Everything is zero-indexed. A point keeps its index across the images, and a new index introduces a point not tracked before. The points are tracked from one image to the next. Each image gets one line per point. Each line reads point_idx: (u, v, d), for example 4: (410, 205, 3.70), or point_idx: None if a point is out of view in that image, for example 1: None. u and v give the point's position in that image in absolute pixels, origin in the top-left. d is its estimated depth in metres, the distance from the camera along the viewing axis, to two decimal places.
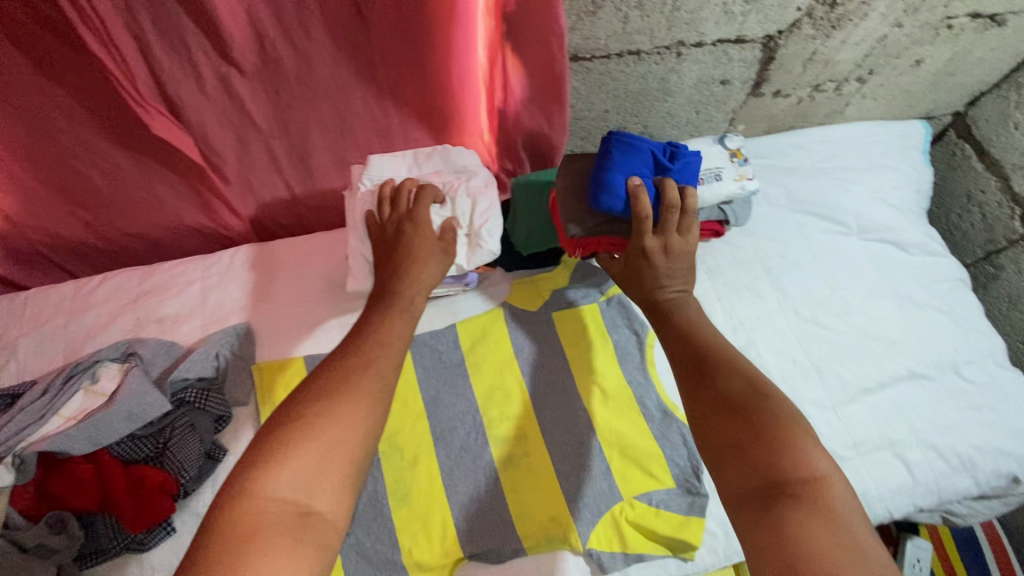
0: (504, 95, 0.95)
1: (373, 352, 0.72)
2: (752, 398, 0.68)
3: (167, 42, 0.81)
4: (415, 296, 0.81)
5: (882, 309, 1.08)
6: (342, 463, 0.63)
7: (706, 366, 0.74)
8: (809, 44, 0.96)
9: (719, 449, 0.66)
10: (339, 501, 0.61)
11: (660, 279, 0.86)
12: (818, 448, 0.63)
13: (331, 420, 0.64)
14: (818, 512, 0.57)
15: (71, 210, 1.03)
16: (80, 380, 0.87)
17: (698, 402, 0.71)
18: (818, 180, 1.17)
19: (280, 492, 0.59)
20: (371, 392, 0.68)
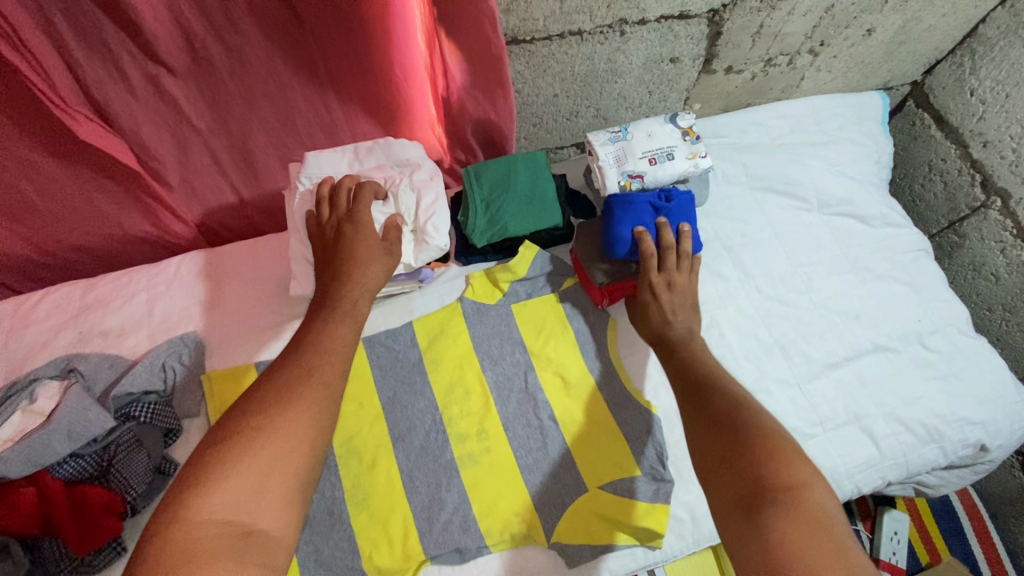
0: (446, 83, 0.91)
1: (317, 360, 0.70)
2: (741, 416, 0.68)
3: (85, 42, 0.78)
4: (358, 300, 0.79)
5: (845, 284, 1.07)
6: (287, 478, 0.60)
7: (699, 391, 0.75)
8: (756, 17, 0.94)
9: (710, 460, 0.65)
10: (285, 518, 0.59)
11: (668, 315, 0.89)
12: (804, 460, 0.61)
13: (274, 434, 0.62)
14: (798, 516, 0.55)
15: (6, 225, 0.99)
16: (17, 400, 0.83)
17: (693, 425, 0.71)
18: (777, 157, 1.15)
19: (219, 513, 0.56)
20: (316, 401, 0.66)
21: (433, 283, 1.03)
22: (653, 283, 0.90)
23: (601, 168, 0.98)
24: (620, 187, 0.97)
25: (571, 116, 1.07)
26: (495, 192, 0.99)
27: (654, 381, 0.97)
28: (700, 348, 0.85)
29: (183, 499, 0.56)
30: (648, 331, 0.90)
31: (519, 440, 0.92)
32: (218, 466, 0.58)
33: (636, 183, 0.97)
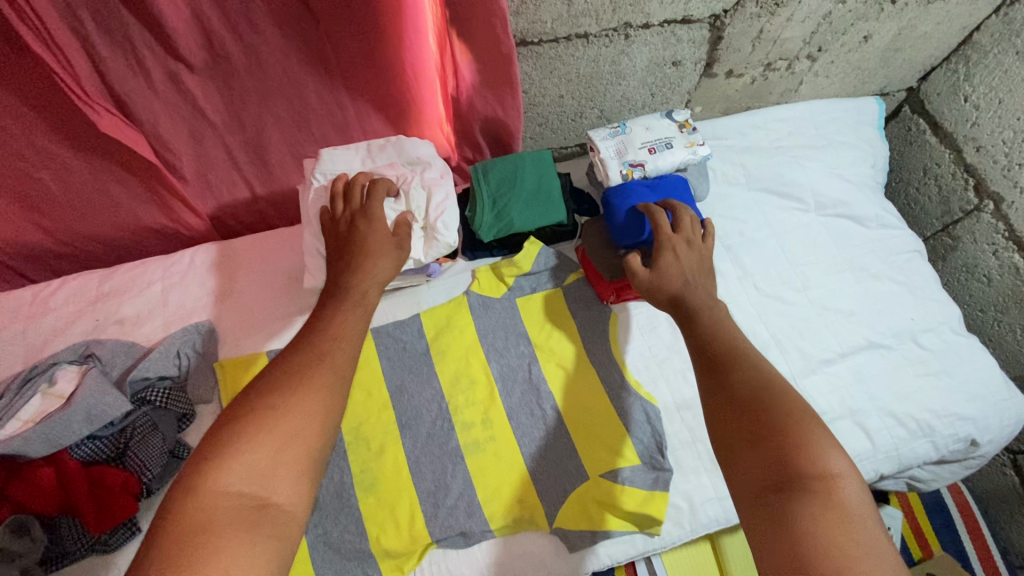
0: (455, 82, 0.95)
1: (327, 345, 0.71)
2: (771, 397, 0.65)
3: (110, 38, 0.81)
4: (369, 291, 0.80)
5: (840, 282, 1.10)
6: (298, 455, 0.61)
7: (721, 364, 0.71)
8: (756, 22, 0.97)
9: (734, 439, 0.63)
10: (297, 493, 0.60)
11: (682, 268, 0.83)
12: (836, 447, 0.59)
13: (286, 412, 0.63)
14: (830, 511, 0.54)
15: (26, 214, 1.02)
16: (37, 382, 0.86)
17: (714, 401, 0.68)
18: (776, 159, 1.18)
19: (234, 486, 0.58)
20: (325, 384, 0.67)
21: (440, 277, 1.06)
22: (667, 237, 0.86)
23: (603, 159, 1.00)
24: (623, 176, 0.99)
25: (576, 117, 1.10)
26: (503, 188, 1.01)
27: (654, 373, 0.99)
28: (708, 299, 0.81)
29: (200, 472, 0.58)
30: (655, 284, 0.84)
31: (523, 429, 0.94)
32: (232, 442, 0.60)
33: (637, 172, 0.99)
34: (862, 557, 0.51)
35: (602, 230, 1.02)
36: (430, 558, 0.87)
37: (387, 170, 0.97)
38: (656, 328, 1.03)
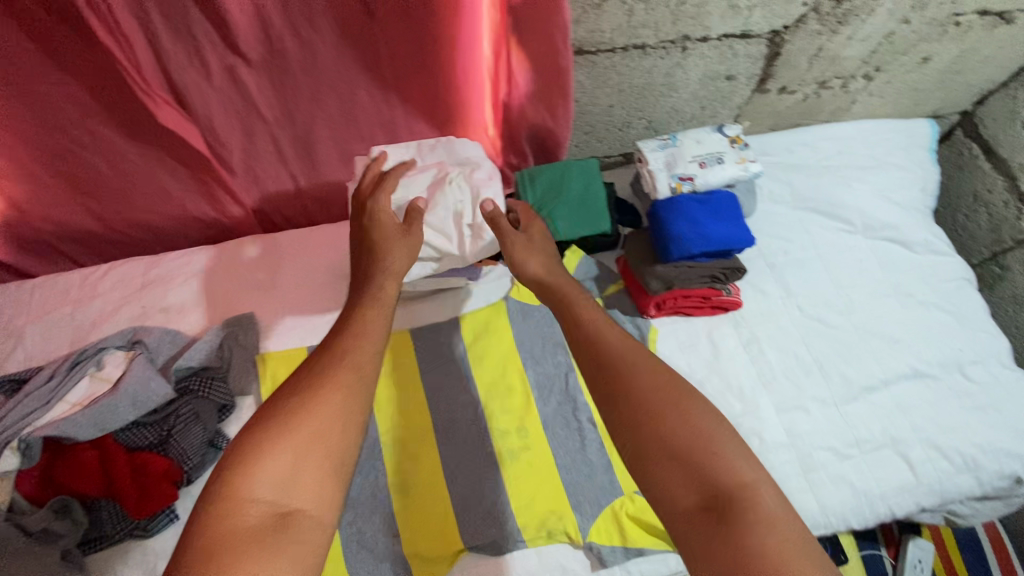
0: (508, 89, 0.95)
1: (351, 345, 0.70)
2: (681, 409, 0.62)
3: (174, 29, 0.82)
4: (386, 286, 0.79)
5: (886, 308, 1.07)
6: (321, 460, 0.60)
7: (622, 374, 0.65)
8: (816, 39, 0.96)
9: (656, 455, 0.59)
10: (322, 497, 0.59)
11: (545, 265, 0.86)
12: (745, 455, 0.59)
13: (309, 416, 0.62)
14: (762, 524, 0.53)
15: (79, 199, 1.04)
16: (86, 366, 0.87)
17: (619, 417, 0.63)
18: (824, 179, 1.16)
19: (260, 492, 0.57)
20: (347, 384, 0.65)
21: (480, 281, 1.05)
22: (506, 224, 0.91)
23: (651, 172, 0.99)
24: (671, 190, 0.98)
25: (623, 127, 1.09)
26: (549, 195, 1.01)
27: None
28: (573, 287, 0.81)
29: (227, 479, 0.58)
30: (526, 277, 0.86)
31: (558, 440, 0.94)
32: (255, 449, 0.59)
33: (686, 186, 0.98)
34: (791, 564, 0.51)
35: (647, 245, 1.00)
36: (461, 565, 0.87)
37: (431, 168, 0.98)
38: (696, 345, 1.02)
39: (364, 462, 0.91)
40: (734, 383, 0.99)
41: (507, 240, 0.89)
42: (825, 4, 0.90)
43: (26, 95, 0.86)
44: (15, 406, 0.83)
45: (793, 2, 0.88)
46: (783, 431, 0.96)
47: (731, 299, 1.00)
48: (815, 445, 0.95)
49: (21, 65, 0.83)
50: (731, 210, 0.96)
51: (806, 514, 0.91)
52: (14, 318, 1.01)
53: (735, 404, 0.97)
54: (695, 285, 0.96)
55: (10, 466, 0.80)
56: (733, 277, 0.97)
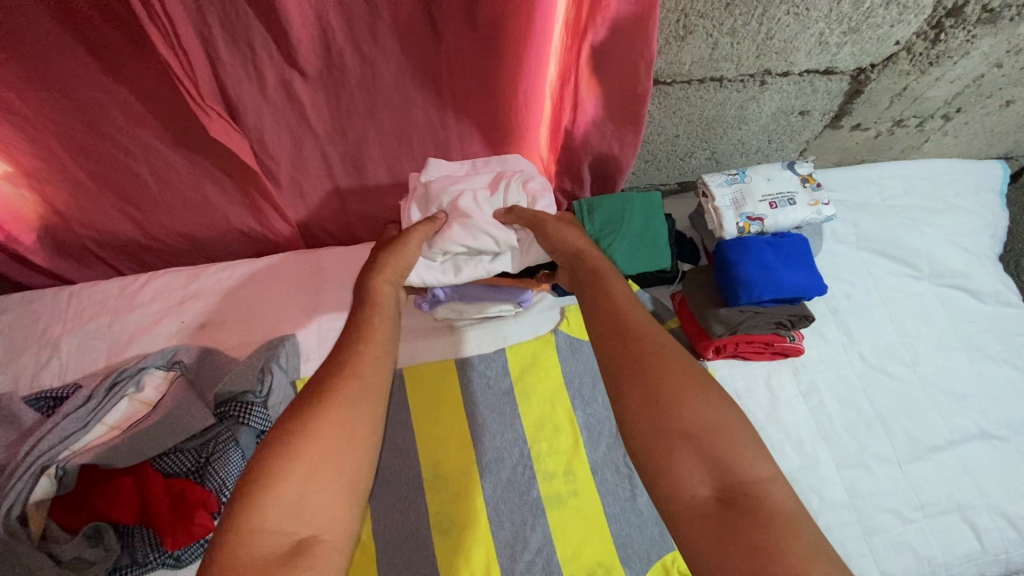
0: (572, 113, 0.89)
1: (352, 352, 0.65)
2: (697, 393, 0.59)
3: (233, 43, 0.76)
4: (378, 287, 0.74)
5: (952, 361, 1.02)
6: (330, 479, 0.56)
7: (634, 352, 0.62)
8: (902, 79, 0.91)
9: (669, 436, 0.56)
10: (336, 519, 0.55)
11: (581, 238, 0.82)
12: (760, 449, 0.56)
13: (315, 432, 0.57)
14: (777, 521, 0.50)
15: (121, 206, 1.00)
16: (124, 387, 0.85)
17: (629, 396, 0.59)
18: (890, 220, 1.11)
19: (271, 519, 0.52)
20: (352, 396, 0.61)
21: (528, 311, 1.01)
22: (544, 215, 0.83)
23: (718, 208, 0.94)
24: (738, 229, 0.94)
25: (685, 157, 1.04)
26: (608, 229, 0.96)
27: None
28: (604, 262, 0.77)
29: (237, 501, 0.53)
30: (555, 248, 0.81)
31: (607, 486, 0.90)
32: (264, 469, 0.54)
33: (755, 226, 0.94)
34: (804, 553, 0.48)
35: (710, 285, 0.95)
36: None
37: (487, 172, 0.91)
38: (753, 391, 0.97)
39: (405, 499, 0.87)
40: (792, 435, 0.94)
41: (539, 217, 0.82)
42: (918, 43, 0.85)
43: (74, 102, 0.82)
44: (50, 428, 0.79)
45: (885, 41, 0.84)
46: (843, 490, 0.91)
47: (794, 345, 0.96)
48: (878, 507, 0.90)
49: (71, 72, 0.78)
50: (801, 255, 0.92)
51: None
52: (50, 326, 0.98)
53: (793, 457, 0.93)
54: (759, 331, 0.92)
55: (44, 493, 0.77)
56: (800, 324, 0.93)
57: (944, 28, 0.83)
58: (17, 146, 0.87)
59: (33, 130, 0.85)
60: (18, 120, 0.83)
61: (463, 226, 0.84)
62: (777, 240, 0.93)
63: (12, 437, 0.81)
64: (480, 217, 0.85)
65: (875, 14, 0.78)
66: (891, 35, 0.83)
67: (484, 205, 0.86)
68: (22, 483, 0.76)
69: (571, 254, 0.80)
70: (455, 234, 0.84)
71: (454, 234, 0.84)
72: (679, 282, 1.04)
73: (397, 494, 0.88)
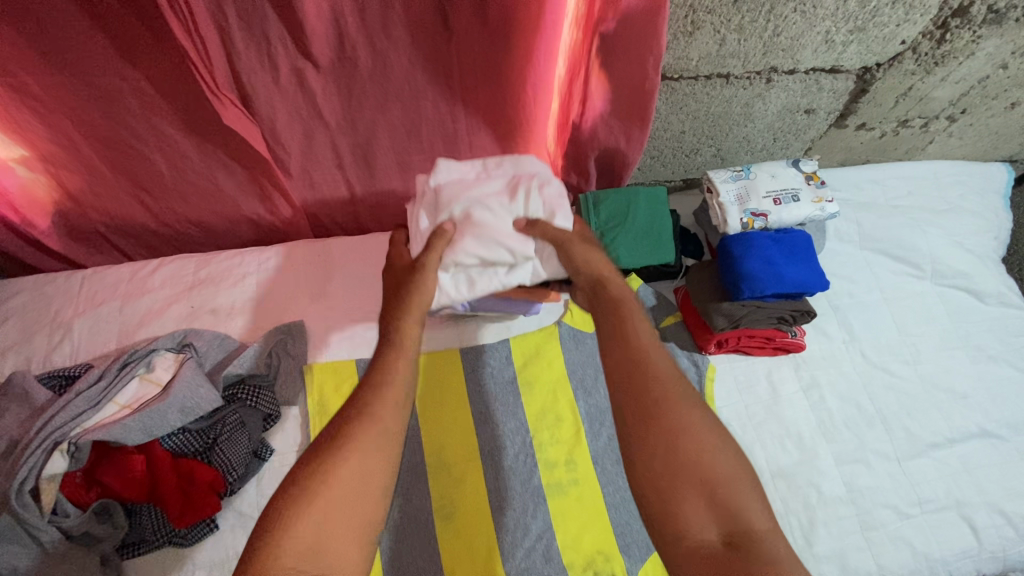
0: (581, 109, 0.92)
1: (372, 391, 0.63)
2: (713, 440, 0.59)
3: (249, 34, 0.77)
4: (401, 327, 0.70)
5: (953, 360, 1.03)
6: (346, 524, 0.56)
7: (654, 395, 0.61)
8: (907, 79, 0.92)
9: (681, 481, 0.57)
10: (350, 560, 0.55)
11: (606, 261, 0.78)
12: (764, 499, 0.57)
13: (332, 480, 0.57)
14: (778, 572, 0.51)
15: (134, 192, 1.02)
16: (135, 367, 0.86)
17: (646, 440, 0.59)
18: (893, 220, 1.12)
19: (289, 563, 0.52)
20: (371, 444, 0.59)
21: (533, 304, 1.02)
22: (568, 234, 0.81)
23: (722, 204, 0.95)
24: (742, 225, 0.95)
25: (691, 153, 1.05)
26: (612, 223, 0.97)
27: (748, 435, 0.94)
28: (627, 290, 0.73)
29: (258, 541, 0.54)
30: (578, 270, 0.78)
31: (608, 476, 0.91)
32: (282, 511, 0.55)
33: (759, 222, 0.95)
34: None
35: (712, 278, 0.96)
36: None
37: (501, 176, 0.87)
38: (754, 385, 0.98)
39: (408, 485, 0.88)
40: (792, 430, 0.95)
41: (564, 238, 0.80)
42: (924, 43, 0.86)
43: (92, 89, 0.84)
44: (64, 405, 0.81)
45: (891, 41, 0.85)
46: (842, 484, 0.92)
47: (794, 341, 0.97)
48: (876, 502, 0.91)
49: (90, 59, 0.80)
50: (804, 251, 0.93)
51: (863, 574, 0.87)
52: (62, 309, 1.00)
53: (793, 451, 0.94)
54: (762, 326, 0.93)
55: (59, 468, 0.78)
56: (802, 319, 0.94)
57: (949, 28, 0.84)
58: (35, 130, 0.89)
59: (51, 115, 0.87)
60: (37, 105, 0.85)
61: (475, 236, 0.81)
62: (781, 236, 0.93)
63: (24, 414, 0.83)
64: (494, 227, 0.82)
65: (881, 12, 0.79)
66: (897, 34, 0.84)
67: (497, 213, 0.83)
68: (35, 458, 0.77)
69: (594, 277, 0.76)
70: (467, 246, 0.81)
71: (467, 245, 0.81)
72: (681, 277, 1.06)
73: (400, 478, 0.89)
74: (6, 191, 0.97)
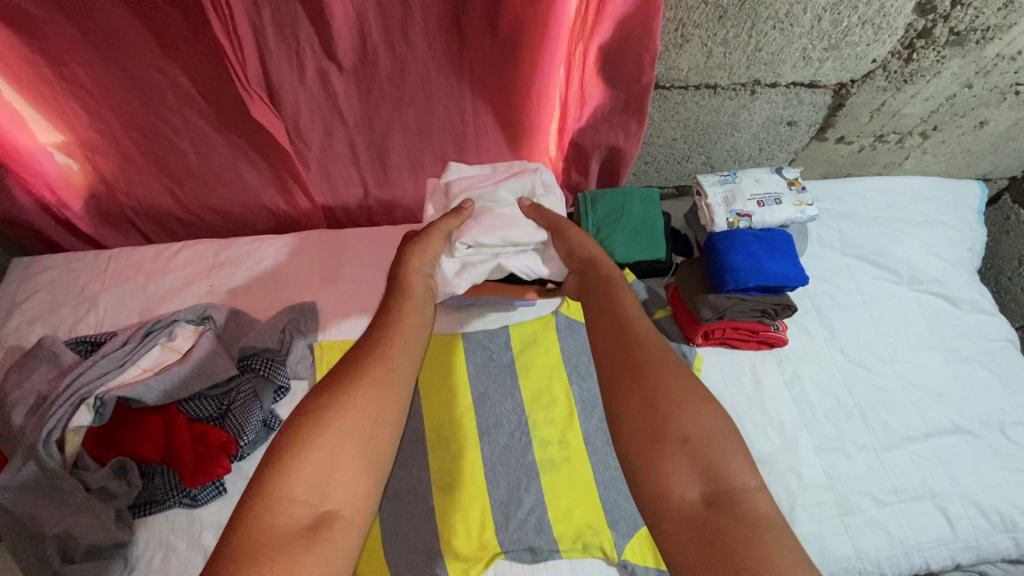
0: (580, 111, 0.99)
1: (383, 339, 0.67)
2: (693, 403, 0.62)
3: (281, 36, 0.84)
4: (409, 275, 0.78)
5: (929, 361, 1.08)
6: (354, 457, 0.58)
7: (637, 361, 0.66)
8: (880, 95, 1.01)
9: (666, 442, 0.60)
10: (357, 494, 0.57)
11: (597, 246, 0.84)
12: (748, 461, 0.59)
13: (340, 412, 0.59)
14: (758, 527, 0.53)
15: (162, 180, 1.09)
16: (158, 335, 0.93)
17: (630, 402, 0.63)
18: (872, 229, 1.18)
19: (295, 491, 0.54)
20: (380, 378, 0.63)
21: None
22: (566, 222, 0.88)
23: (710, 205, 1.03)
24: (728, 224, 1.02)
25: (682, 160, 1.13)
26: (608, 219, 1.04)
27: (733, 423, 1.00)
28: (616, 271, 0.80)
29: (262, 479, 0.55)
30: (572, 254, 0.85)
31: (598, 456, 0.95)
32: (292, 445, 0.56)
33: (743, 222, 1.02)
34: (780, 552, 0.51)
35: (699, 273, 1.03)
36: (496, 568, 0.87)
37: (505, 176, 0.97)
38: (739, 377, 1.04)
39: (408, 456, 0.93)
40: (776, 419, 1.00)
41: (554, 220, 0.88)
42: (893, 62, 0.95)
43: (134, 80, 0.92)
44: (91, 365, 0.87)
45: (863, 59, 0.94)
46: (821, 471, 0.96)
47: (778, 335, 1.03)
48: (854, 489, 0.95)
49: (134, 52, 0.88)
50: (785, 250, 1.00)
51: (842, 557, 0.90)
52: (89, 284, 1.06)
53: (776, 439, 0.98)
54: (746, 318, 1.00)
55: (84, 422, 0.84)
56: (783, 313, 1.01)
57: (916, 48, 0.93)
58: (77, 117, 0.97)
59: (94, 103, 0.95)
60: (83, 94, 0.93)
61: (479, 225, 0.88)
62: (762, 233, 1.01)
63: (52, 373, 0.89)
64: (498, 219, 0.89)
65: (852, 32, 0.89)
66: (869, 53, 0.93)
67: (505, 203, 0.93)
68: (62, 411, 0.83)
69: (587, 260, 0.83)
70: (474, 224, 0.88)
71: (473, 232, 0.87)
72: (671, 274, 1.12)
73: (401, 451, 0.94)
74: (44, 174, 1.04)
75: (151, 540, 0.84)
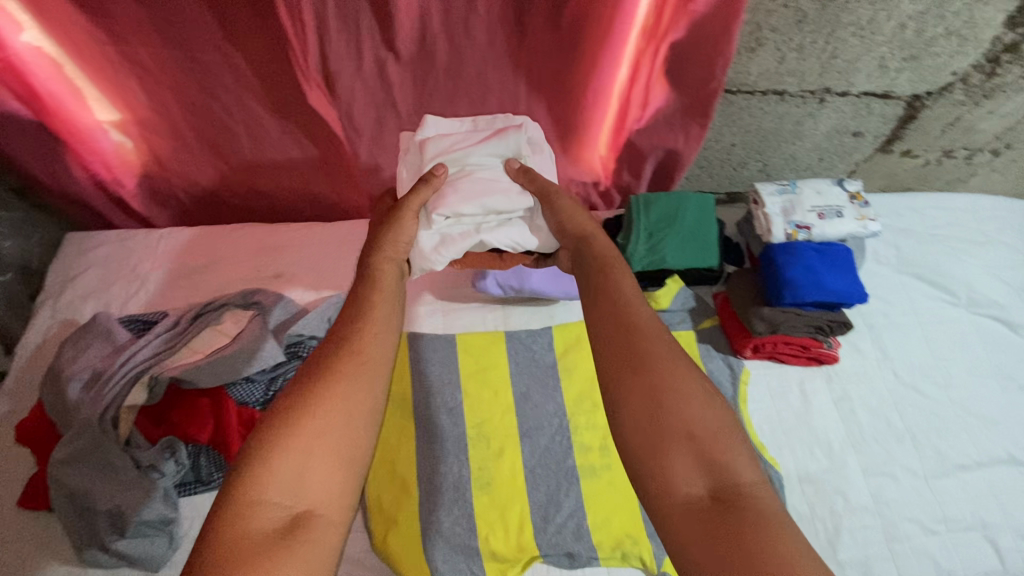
0: (640, 113, 0.97)
1: (351, 330, 0.61)
2: (698, 394, 0.56)
3: (344, 24, 0.84)
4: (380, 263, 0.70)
5: (986, 388, 1.04)
6: (327, 455, 0.54)
7: (634, 350, 0.59)
8: (956, 108, 0.97)
9: (668, 436, 0.54)
10: (337, 492, 0.53)
11: (591, 219, 0.77)
12: (753, 454, 0.54)
13: (312, 411, 0.55)
14: (772, 525, 0.48)
15: (212, 163, 1.10)
16: (208, 319, 0.95)
17: (630, 397, 0.56)
18: (931, 247, 1.14)
19: (270, 493, 0.51)
20: (353, 374, 0.58)
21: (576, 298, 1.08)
22: (556, 188, 0.79)
23: (767, 214, 1.00)
24: (785, 235, 0.99)
25: (738, 167, 1.10)
26: (662, 225, 1.02)
27: (778, 439, 0.97)
28: (612, 251, 0.71)
29: (233, 483, 0.51)
30: (563, 227, 0.77)
31: None
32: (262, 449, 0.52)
33: (802, 234, 0.99)
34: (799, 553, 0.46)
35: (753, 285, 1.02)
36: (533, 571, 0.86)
37: (487, 132, 0.85)
38: (787, 394, 1.01)
39: (448, 453, 0.93)
40: (823, 439, 0.98)
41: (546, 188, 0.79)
42: (974, 75, 0.91)
43: (194, 62, 0.92)
44: (144, 345, 0.90)
45: (942, 70, 0.90)
46: (869, 495, 0.94)
47: (829, 352, 1.01)
48: (902, 515, 0.92)
49: (196, 33, 0.88)
50: (846, 266, 0.98)
51: None
52: (141, 262, 1.08)
53: (822, 459, 0.96)
54: (799, 333, 0.98)
55: (138, 399, 0.87)
56: (837, 331, 1.00)
57: (1001, 63, 0.89)
58: (136, 96, 0.97)
59: (154, 83, 0.95)
60: (144, 73, 0.93)
61: (458, 194, 0.78)
62: (823, 246, 0.99)
63: (106, 350, 0.91)
64: (482, 187, 0.80)
65: (936, 42, 0.86)
66: (949, 65, 0.89)
67: (487, 167, 0.82)
68: (119, 387, 0.87)
69: (577, 236, 0.75)
70: (450, 193, 0.78)
71: (451, 203, 0.78)
72: (720, 283, 1.10)
73: (442, 447, 0.94)
74: (101, 151, 1.05)
75: (196, 519, 0.86)
